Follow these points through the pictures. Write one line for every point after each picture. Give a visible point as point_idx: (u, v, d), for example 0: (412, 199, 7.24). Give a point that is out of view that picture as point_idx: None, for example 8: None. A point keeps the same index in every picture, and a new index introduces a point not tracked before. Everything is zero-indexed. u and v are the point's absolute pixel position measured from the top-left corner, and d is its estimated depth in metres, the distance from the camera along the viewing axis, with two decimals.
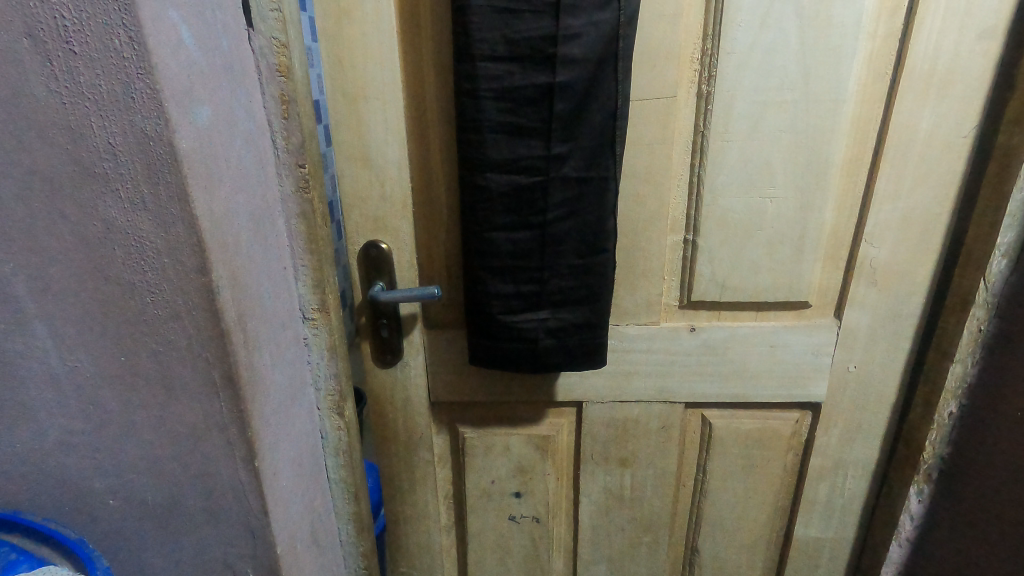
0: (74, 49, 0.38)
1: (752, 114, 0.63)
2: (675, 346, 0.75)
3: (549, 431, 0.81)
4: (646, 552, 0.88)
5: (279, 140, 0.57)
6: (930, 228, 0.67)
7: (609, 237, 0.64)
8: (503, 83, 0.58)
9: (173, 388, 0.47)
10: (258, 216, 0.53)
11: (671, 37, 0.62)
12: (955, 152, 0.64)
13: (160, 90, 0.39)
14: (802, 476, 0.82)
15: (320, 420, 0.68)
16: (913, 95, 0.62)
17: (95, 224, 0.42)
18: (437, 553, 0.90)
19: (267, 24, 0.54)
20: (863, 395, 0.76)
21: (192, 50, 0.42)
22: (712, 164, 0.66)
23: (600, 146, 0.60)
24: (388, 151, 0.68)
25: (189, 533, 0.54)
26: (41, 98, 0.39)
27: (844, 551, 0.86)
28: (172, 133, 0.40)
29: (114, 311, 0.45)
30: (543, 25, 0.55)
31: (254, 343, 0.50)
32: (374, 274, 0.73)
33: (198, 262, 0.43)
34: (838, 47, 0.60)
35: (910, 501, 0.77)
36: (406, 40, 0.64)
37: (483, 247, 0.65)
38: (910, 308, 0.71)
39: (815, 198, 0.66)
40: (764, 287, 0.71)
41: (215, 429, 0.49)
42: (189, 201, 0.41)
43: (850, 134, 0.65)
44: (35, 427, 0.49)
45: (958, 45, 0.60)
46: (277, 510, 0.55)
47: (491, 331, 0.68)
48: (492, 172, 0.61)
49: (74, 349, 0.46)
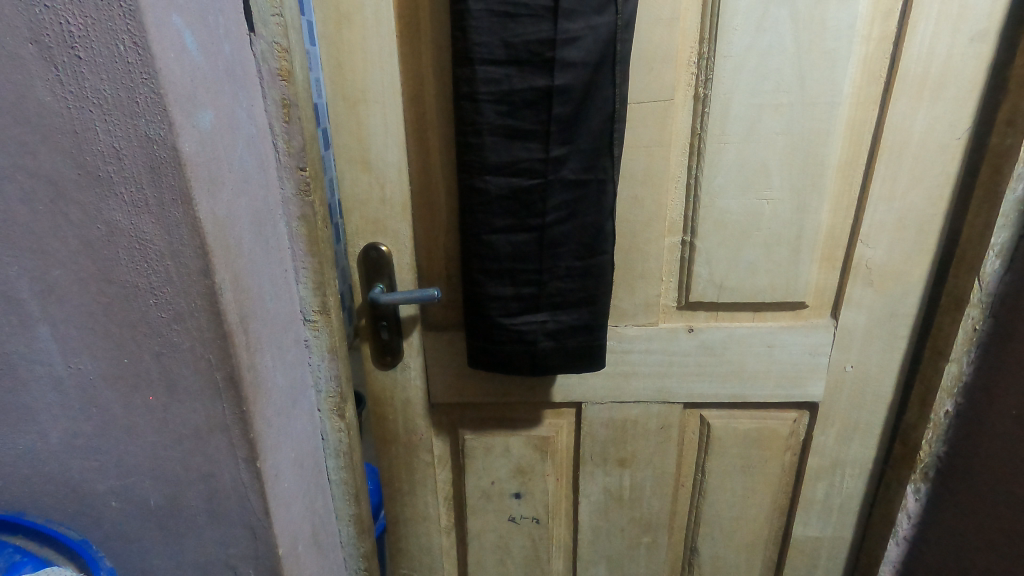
0: (79, 54, 0.38)
1: (749, 116, 0.64)
2: (674, 346, 0.75)
3: (549, 432, 0.82)
4: (646, 551, 0.88)
5: (280, 144, 0.57)
6: (924, 229, 0.68)
7: (608, 239, 0.64)
8: (502, 87, 0.59)
9: (176, 390, 0.48)
10: (260, 218, 0.53)
11: (668, 41, 0.62)
12: (949, 154, 0.65)
13: (165, 94, 0.39)
14: (800, 475, 0.82)
15: (321, 422, 0.68)
16: (907, 98, 0.63)
17: (99, 227, 0.42)
18: (437, 555, 0.90)
19: (268, 29, 0.54)
20: (860, 395, 0.77)
21: (195, 55, 0.42)
22: (709, 166, 0.67)
23: (599, 148, 0.60)
24: (388, 154, 0.68)
25: (191, 534, 0.54)
26: (46, 102, 0.39)
27: (842, 550, 0.86)
28: (176, 137, 0.40)
29: (118, 314, 0.45)
30: (542, 29, 0.56)
31: (256, 345, 0.51)
32: (374, 276, 0.73)
33: (201, 265, 0.43)
34: (833, 50, 0.61)
35: (907, 500, 0.78)
36: (405, 45, 0.65)
37: (483, 250, 0.65)
38: (906, 308, 0.72)
39: (811, 199, 0.67)
40: (762, 288, 0.72)
41: (217, 430, 0.49)
42: (192, 205, 0.42)
43: (845, 136, 0.65)
44: (38, 430, 0.49)
45: (951, 48, 0.61)
46: (279, 511, 0.55)
47: (490, 333, 0.68)
48: (491, 175, 0.62)
49: (78, 352, 0.46)
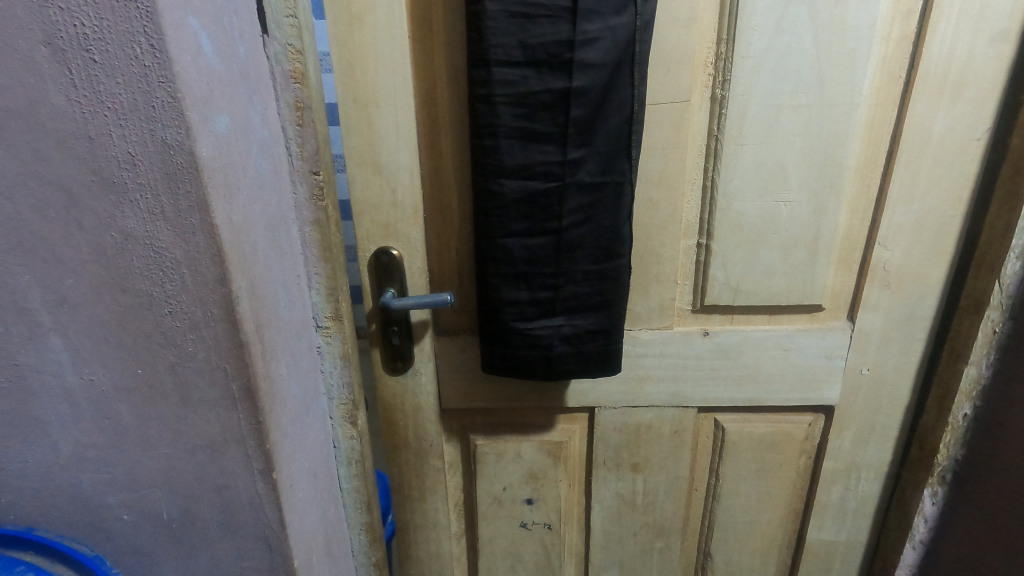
0: (94, 58, 0.37)
1: (767, 118, 0.63)
2: (688, 350, 0.75)
3: (561, 437, 0.81)
4: (659, 557, 0.88)
5: (293, 148, 0.56)
6: (943, 230, 0.67)
7: (625, 242, 0.63)
8: (519, 89, 0.58)
9: (191, 401, 0.47)
10: (274, 222, 0.52)
11: (685, 42, 0.62)
12: (969, 154, 0.64)
13: (182, 98, 0.38)
14: (816, 480, 0.81)
15: (333, 429, 0.67)
16: (927, 98, 0.62)
17: (114, 234, 0.41)
18: (447, 560, 0.89)
19: (282, 30, 0.53)
20: (876, 398, 0.76)
21: (211, 58, 0.41)
22: (726, 168, 0.66)
23: (616, 151, 0.59)
24: (399, 157, 0.67)
25: (205, 547, 0.53)
26: (59, 107, 0.38)
27: (856, 554, 0.85)
28: (193, 142, 0.39)
29: (133, 324, 0.44)
30: (560, 30, 0.55)
31: (271, 353, 0.50)
32: (385, 281, 0.72)
33: (217, 273, 0.42)
34: (853, 50, 0.60)
35: (924, 504, 0.78)
36: (418, 47, 0.64)
37: (497, 254, 0.64)
38: (923, 310, 0.71)
39: (828, 202, 0.66)
40: (778, 290, 0.71)
41: (233, 441, 0.48)
42: (209, 211, 0.41)
43: (864, 136, 0.65)
44: (48, 442, 0.48)
45: (972, 48, 0.60)
46: (294, 522, 0.54)
47: (505, 338, 0.67)
48: (507, 178, 0.61)
49: (90, 362, 0.45)
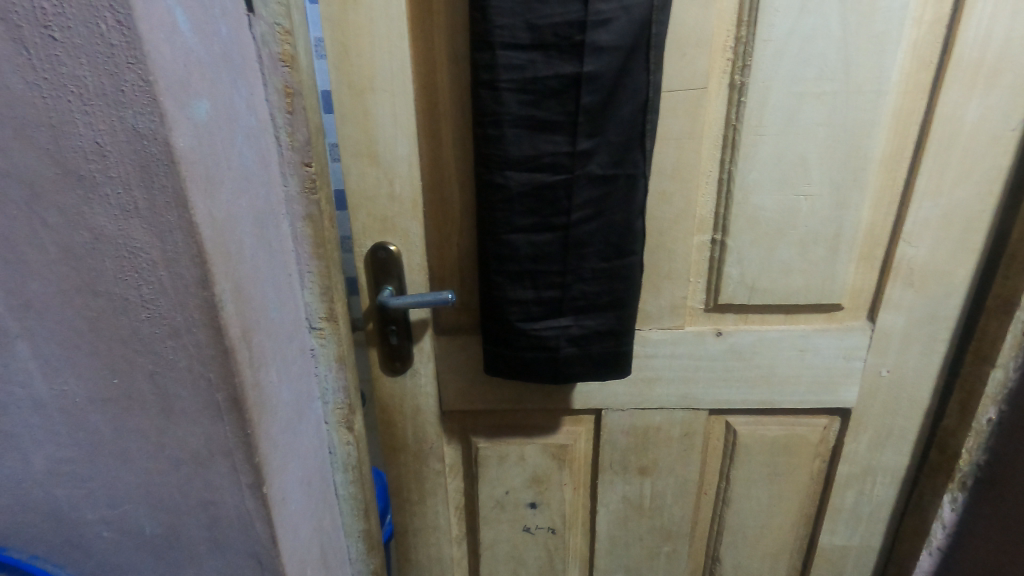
0: (54, 35, 0.33)
1: (788, 106, 0.59)
2: (700, 351, 0.71)
3: (566, 440, 0.78)
4: (665, 561, 0.85)
5: (282, 138, 0.52)
6: (972, 226, 0.64)
7: (637, 238, 0.59)
8: (526, 74, 0.54)
9: (173, 412, 0.43)
10: (261, 217, 0.48)
11: (703, 24, 0.58)
12: (1002, 146, 0.60)
13: (154, 81, 0.34)
14: (830, 484, 0.79)
15: (328, 435, 0.64)
16: (960, 86, 0.58)
17: (83, 233, 0.37)
18: (447, 565, 0.86)
19: (269, 9, 0.49)
20: (895, 400, 0.73)
21: (188, 37, 0.37)
22: (744, 159, 0.62)
23: (629, 141, 0.55)
24: (397, 147, 0.63)
25: (191, 565, 0.49)
26: (18, 92, 0.34)
27: (869, 559, 0.83)
28: (168, 130, 0.35)
29: (106, 330, 0.40)
30: (570, 10, 0.51)
31: (260, 359, 0.46)
32: (383, 278, 0.69)
33: (198, 275, 0.39)
34: (883, 33, 0.56)
35: (943, 510, 0.75)
36: (416, 28, 0.60)
37: (502, 250, 0.60)
38: (947, 309, 0.68)
39: (851, 195, 0.63)
40: (796, 289, 0.67)
41: (219, 454, 0.45)
42: (188, 207, 0.37)
43: (891, 127, 0.61)
44: (20, 456, 0.44)
45: (1010, 31, 0.56)
46: (286, 537, 0.51)
47: (509, 339, 0.64)
48: (513, 170, 0.57)
49: (62, 372, 0.41)
